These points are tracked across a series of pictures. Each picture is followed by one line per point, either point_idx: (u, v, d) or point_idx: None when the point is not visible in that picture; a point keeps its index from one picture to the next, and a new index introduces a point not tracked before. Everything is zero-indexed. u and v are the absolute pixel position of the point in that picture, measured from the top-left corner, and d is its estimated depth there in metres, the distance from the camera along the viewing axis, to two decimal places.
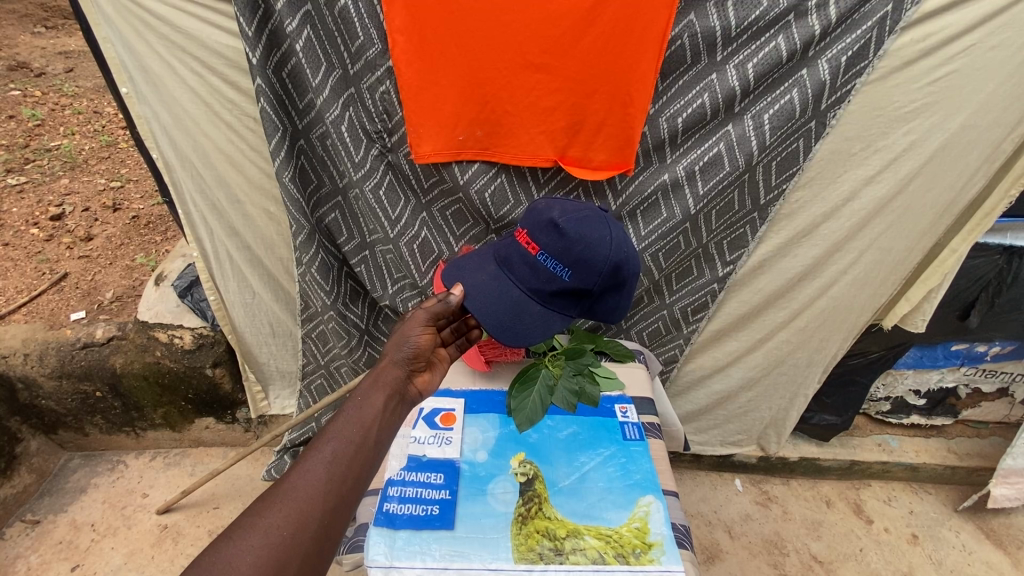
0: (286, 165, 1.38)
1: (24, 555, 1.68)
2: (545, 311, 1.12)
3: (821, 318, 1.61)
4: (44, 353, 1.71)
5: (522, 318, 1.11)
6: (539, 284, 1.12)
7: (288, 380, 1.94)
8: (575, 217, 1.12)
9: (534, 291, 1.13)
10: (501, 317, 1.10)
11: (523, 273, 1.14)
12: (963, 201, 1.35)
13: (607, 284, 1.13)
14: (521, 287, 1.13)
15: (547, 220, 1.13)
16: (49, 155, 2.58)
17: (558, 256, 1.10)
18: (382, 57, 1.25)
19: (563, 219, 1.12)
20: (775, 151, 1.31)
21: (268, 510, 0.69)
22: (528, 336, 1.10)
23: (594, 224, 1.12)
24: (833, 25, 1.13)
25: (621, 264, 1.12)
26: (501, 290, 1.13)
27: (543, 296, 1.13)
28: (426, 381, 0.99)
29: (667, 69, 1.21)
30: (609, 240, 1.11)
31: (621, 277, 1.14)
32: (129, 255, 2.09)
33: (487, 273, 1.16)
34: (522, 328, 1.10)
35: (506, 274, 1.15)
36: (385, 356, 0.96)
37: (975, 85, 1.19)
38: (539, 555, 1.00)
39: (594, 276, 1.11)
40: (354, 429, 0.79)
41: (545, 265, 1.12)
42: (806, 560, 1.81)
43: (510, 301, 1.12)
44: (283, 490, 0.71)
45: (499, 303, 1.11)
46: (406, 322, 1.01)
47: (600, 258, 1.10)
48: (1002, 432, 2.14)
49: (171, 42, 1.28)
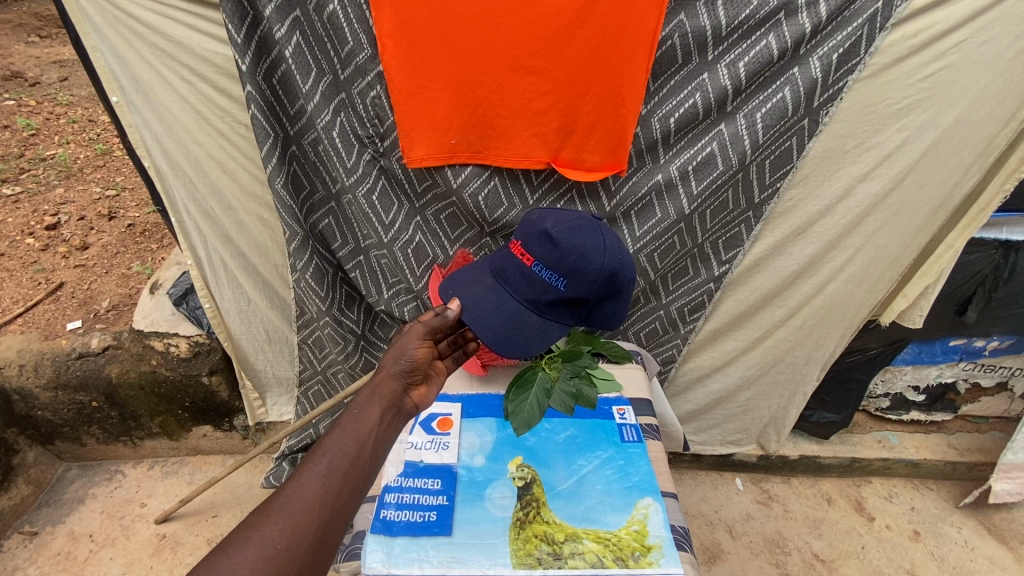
0: (277, 171, 1.37)
1: (22, 567, 1.67)
2: (543, 321, 1.12)
3: (819, 315, 1.60)
4: (40, 364, 1.70)
5: (520, 329, 1.11)
6: (535, 294, 1.12)
7: (285, 387, 1.93)
8: (567, 226, 1.11)
9: (531, 301, 1.12)
10: (497, 330, 1.10)
11: (520, 285, 1.13)
12: (959, 196, 1.35)
13: (603, 291, 1.13)
14: (518, 299, 1.13)
15: (539, 231, 1.12)
16: (44, 165, 2.57)
17: (553, 266, 1.10)
18: (372, 62, 1.25)
19: (555, 229, 1.11)
20: (769, 149, 1.30)
21: (264, 524, 0.68)
22: (525, 348, 1.09)
23: (587, 233, 1.11)
24: (824, 23, 1.13)
25: (616, 271, 1.12)
26: (499, 302, 1.12)
27: (540, 306, 1.12)
28: (424, 394, 0.97)
29: (658, 69, 1.21)
30: (603, 248, 1.11)
31: (615, 285, 1.13)
32: (124, 263, 2.08)
33: (485, 285, 1.16)
34: (521, 339, 1.10)
35: (502, 286, 1.15)
36: (383, 368, 0.95)
37: (967, 80, 1.19)
38: (538, 559, 0.99)
39: (590, 285, 1.11)
40: (351, 441, 0.78)
41: (540, 276, 1.11)
42: (808, 559, 1.80)
43: (507, 313, 1.11)
44: (278, 503, 0.70)
45: (496, 316, 1.11)
46: (405, 335, 1.00)
47: (595, 266, 1.10)
48: (1002, 426, 2.13)
49: (160, 50, 1.28)
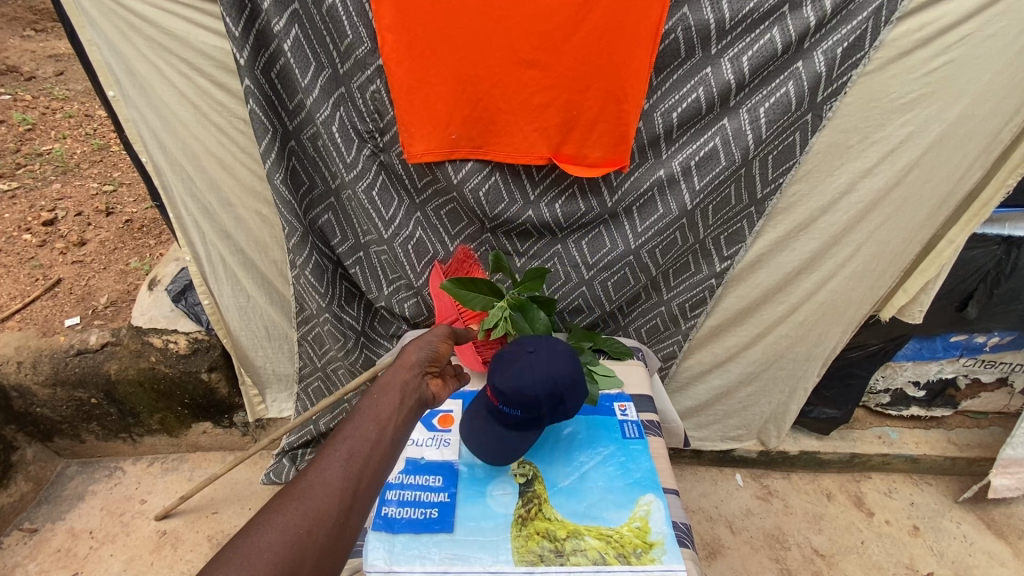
0: (276, 167, 1.36)
1: (22, 564, 1.67)
2: (521, 434, 1.09)
3: (820, 311, 1.60)
4: (38, 361, 1.69)
5: (505, 445, 1.10)
6: (507, 423, 1.08)
7: (285, 383, 1.92)
8: (511, 394, 1.03)
9: (507, 425, 1.09)
10: (472, 410, 1.16)
11: (496, 417, 1.10)
12: (962, 191, 1.34)
13: (554, 390, 1.02)
14: (500, 426, 1.10)
15: (492, 394, 1.07)
16: (40, 160, 2.55)
17: (509, 412, 1.05)
18: (371, 56, 1.24)
19: (501, 398, 1.05)
20: (772, 144, 1.29)
21: (286, 508, 0.67)
22: (485, 445, 1.11)
23: (526, 393, 1.02)
24: (828, 16, 1.12)
25: (555, 389, 1.02)
26: (487, 431, 1.11)
27: (513, 427, 1.09)
28: (442, 385, 0.97)
29: (661, 63, 1.20)
30: (539, 386, 1.01)
31: (563, 401, 1.03)
32: (123, 260, 2.07)
33: (476, 418, 1.13)
34: (511, 445, 1.10)
35: (489, 420, 1.12)
36: (403, 357, 0.94)
37: (973, 74, 1.18)
38: (540, 556, 0.99)
39: (538, 408, 1.03)
40: (371, 427, 0.78)
41: (505, 415, 1.07)
42: (808, 554, 1.80)
43: (495, 439, 1.10)
44: (299, 488, 0.69)
45: (483, 448, 1.11)
46: (423, 335, 1.02)
47: (537, 407, 1.02)
48: (1001, 421, 2.14)
49: (157, 43, 1.26)
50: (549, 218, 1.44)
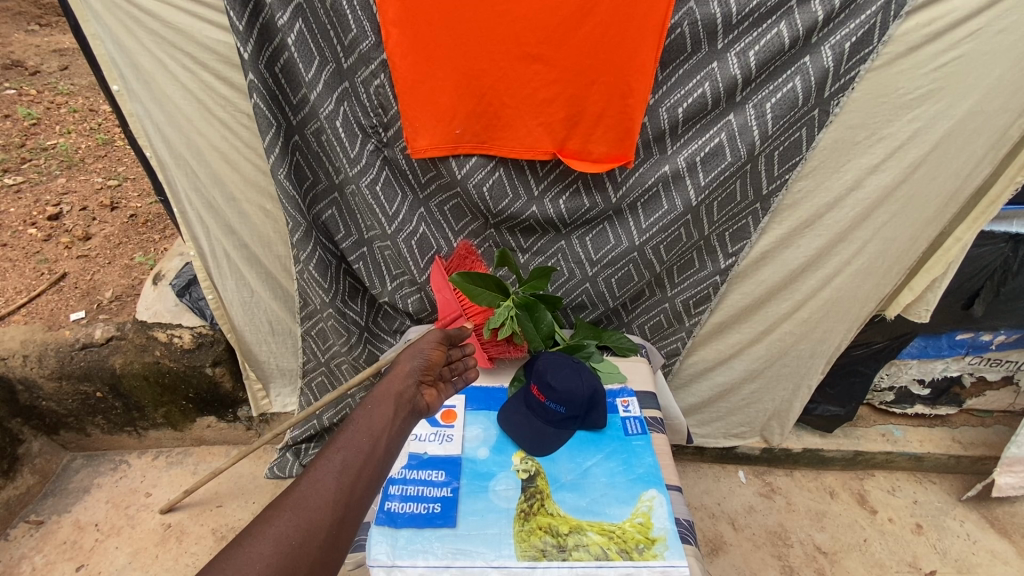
0: (280, 161, 1.36)
1: (29, 556, 1.68)
2: (557, 432, 1.22)
3: (824, 309, 1.59)
4: (44, 354, 1.70)
5: (544, 437, 1.20)
6: (548, 416, 1.22)
7: (289, 378, 1.93)
8: (560, 386, 1.21)
9: (548, 420, 1.22)
10: (508, 407, 1.27)
11: (540, 411, 1.23)
12: (970, 188, 1.33)
13: (590, 398, 1.22)
14: (540, 419, 1.23)
15: (546, 386, 1.23)
16: (46, 154, 2.56)
17: (557, 405, 1.21)
18: (375, 50, 1.23)
19: (553, 391, 1.21)
20: (778, 140, 1.29)
21: (278, 519, 0.66)
22: (524, 434, 1.21)
23: (575, 390, 1.20)
24: (837, 10, 1.11)
25: (594, 396, 1.22)
26: (527, 422, 1.23)
27: (554, 422, 1.22)
28: (434, 395, 0.96)
29: (667, 58, 1.19)
30: (582, 390, 1.21)
31: (598, 409, 1.22)
32: (127, 254, 2.08)
33: (518, 411, 1.25)
34: (546, 440, 1.20)
35: (531, 413, 1.24)
36: (397, 367, 0.94)
37: (982, 70, 1.17)
38: (542, 550, 0.99)
39: (580, 406, 1.21)
40: (365, 437, 0.78)
41: (549, 408, 1.22)
42: (810, 551, 1.80)
43: (533, 431, 1.21)
44: (293, 499, 0.69)
45: (522, 434, 1.21)
46: (419, 341, 1.02)
47: (580, 408, 1.21)
48: (1006, 420, 2.13)
49: (162, 37, 1.26)
50: (552, 214, 1.43)
